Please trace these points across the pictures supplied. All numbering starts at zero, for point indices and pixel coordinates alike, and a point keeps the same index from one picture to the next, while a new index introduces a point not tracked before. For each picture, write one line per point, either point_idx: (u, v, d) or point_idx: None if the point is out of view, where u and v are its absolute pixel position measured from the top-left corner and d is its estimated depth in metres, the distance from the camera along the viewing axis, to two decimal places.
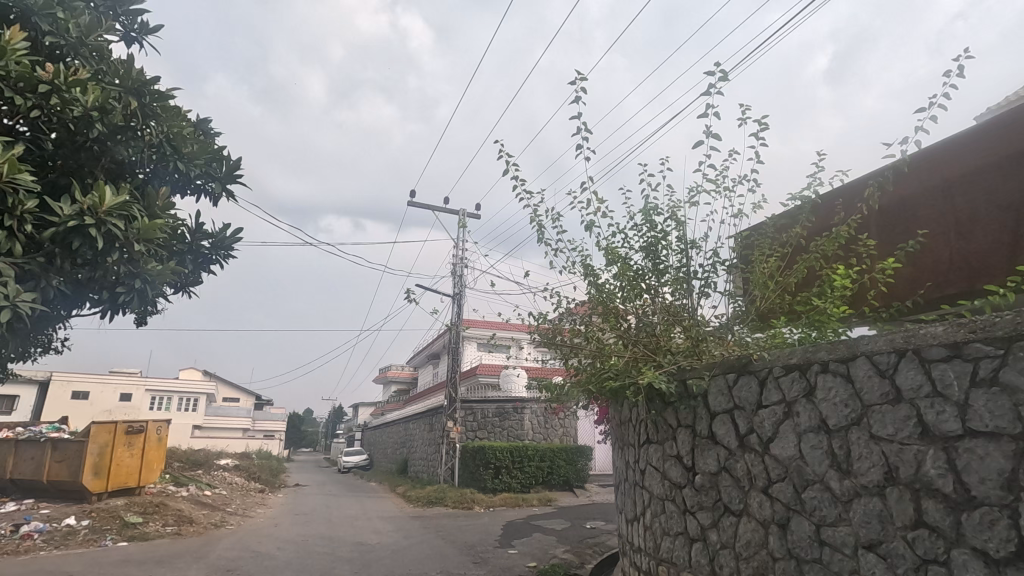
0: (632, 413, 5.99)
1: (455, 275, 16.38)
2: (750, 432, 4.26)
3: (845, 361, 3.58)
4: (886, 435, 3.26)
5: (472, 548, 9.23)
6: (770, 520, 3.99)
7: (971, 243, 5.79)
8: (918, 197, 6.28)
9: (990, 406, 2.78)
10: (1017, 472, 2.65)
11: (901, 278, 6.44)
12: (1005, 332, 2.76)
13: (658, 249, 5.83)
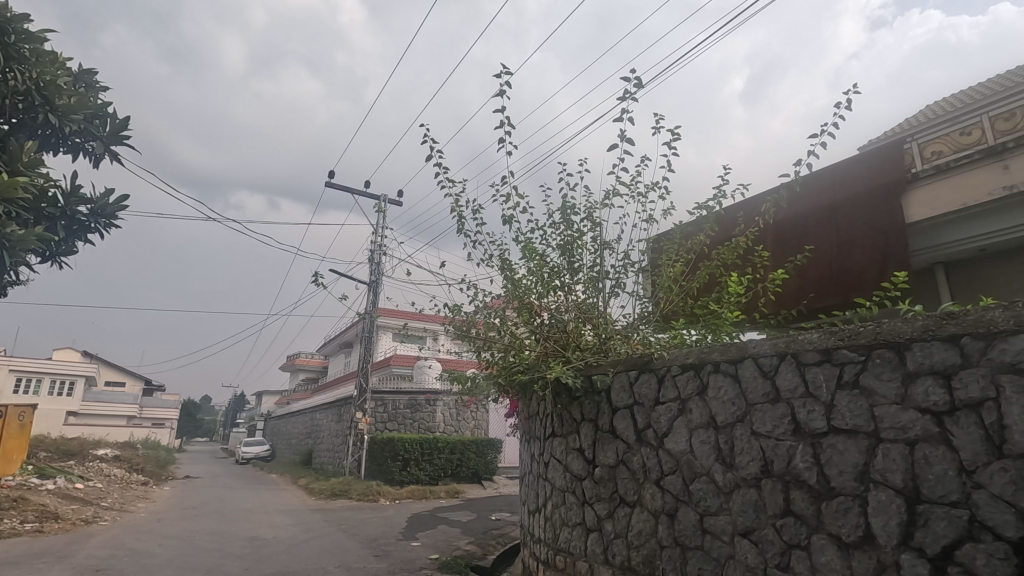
0: (540, 407, 6.10)
1: (372, 262, 15.88)
2: (647, 427, 4.48)
3: (734, 362, 3.85)
4: (764, 431, 3.54)
5: (374, 541, 9.04)
6: (660, 511, 4.22)
7: (848, 261, 6.44)
8: (807, 215, 6.87)
9: (851, 406, 3.10)
10: (869, 466, 2.97)
11: (788, 289, 7.01)
12: (867, 340, 3.08)
13: (574, 248, 5.97)
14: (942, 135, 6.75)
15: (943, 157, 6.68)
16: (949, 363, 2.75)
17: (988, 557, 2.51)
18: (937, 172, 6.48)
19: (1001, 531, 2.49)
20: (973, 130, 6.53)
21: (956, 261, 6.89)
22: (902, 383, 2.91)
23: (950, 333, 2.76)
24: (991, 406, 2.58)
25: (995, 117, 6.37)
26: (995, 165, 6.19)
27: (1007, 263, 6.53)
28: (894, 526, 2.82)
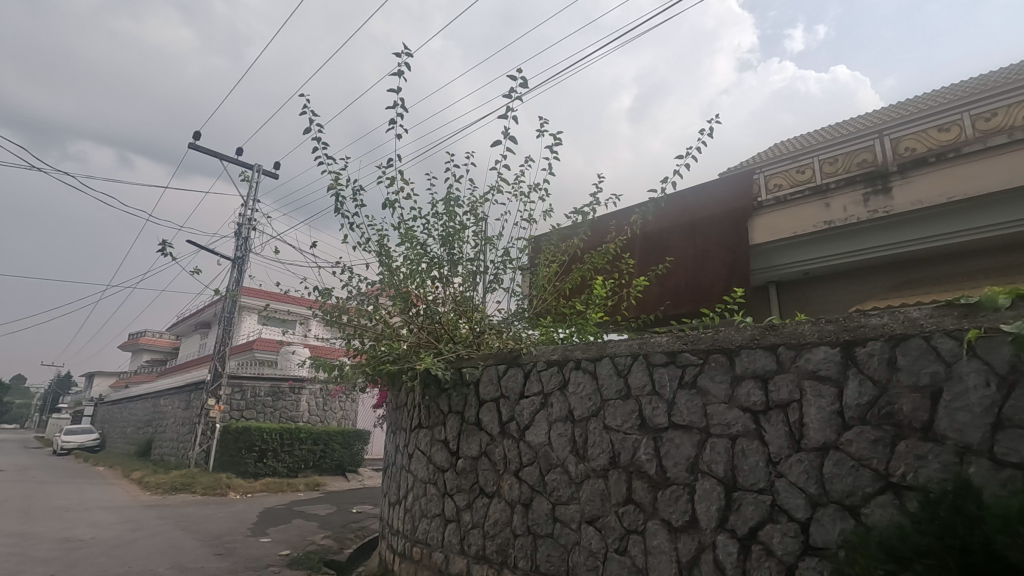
0: (408, 397, 6.00)
1: (239, 236, 14.57)
2: (511, 420, 4.60)
3: (594, 360, 4.09)
4: (615, 425, 3.80)
5: (218, 538, 8.33)
6: (517, 501, 4.36)
7: (701, 275, 7.14)
8: (671, 229, 7.51)
9: (689, 404, 3.43)
10: (699, 458, 3.32)
11: (649, 295, 7.61)
12: (706, 345, 3.44)
13: (455, 240, 5.94)
14: (783, 170, 7.79)
15: (782, 190, 7.69)
16: (768, 369, 3.15)
17: (782, 536, 2.91)
18: (777, 203, 7.53)
19: (793, 513, 2.90)
20: (807, 169, 7.57)
21: (785, 281, 7.88)
22: (730, 384, 3.28)
23: (770, 342, 3.17)
24: (795, 406, 3.00)
25: (823, 160, 7.44)
26: (819, 201, 7.26)
27: (823, 286, 7.61)
28: (714, 510, 3.18)
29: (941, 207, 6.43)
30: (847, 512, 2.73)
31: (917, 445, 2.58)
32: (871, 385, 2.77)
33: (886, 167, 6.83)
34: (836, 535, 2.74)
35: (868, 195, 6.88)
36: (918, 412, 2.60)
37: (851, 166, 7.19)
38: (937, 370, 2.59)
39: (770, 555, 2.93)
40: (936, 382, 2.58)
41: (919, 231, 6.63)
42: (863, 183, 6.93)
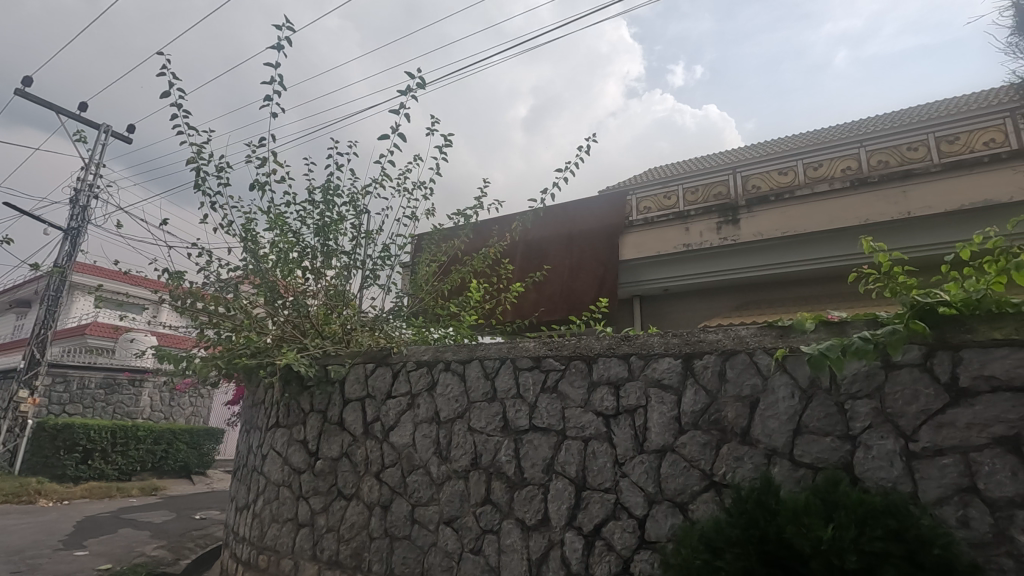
0: (266, 394, 5.59)
1: (74, 203, 12.61)
2: (375, 420, 4.48)
3: (463, 362, 4.13)
4: (478, 426, 3.87)
5: (17, 553, 7.10)
6: (375, 503, 4.26)
7: (574, 283, 7.59)
8: (551, 238, 7.96)
9: (548, 408, 3.60)
10: (554, 459, 3.49)
11: (526, 300, 7.92)
12: (568, 352, 3.64)
13: (331, 232, 5.67)
14: (652, 194, 8.48)
15: (650, 212, 8.37)
16: (620, 376, 3.40)
17: (622, 531, 3.14)
18: (644, 223, 8.24)
19: (633, 509, 3.14)
20: (672, 196, 8.31)
21: (648, 295, 8.53)
22: (587, 390, 3.49)
23: (624, 351, 3.43)
24: (641, 411, 3.27)
25: (687, 189, 8.21)
26: (680, 225, 8.04)
27: (677, 303, 8.36)
28: (564, 509, 3.36)
29: (776, 240, 7.37)
30: (677, 508, 3.02)
31: (737, 448, 2.93)
32: (703, 394, 3.10)
33: (736, 201, 7.74)
34: (667, 529, 3.01)
35: (721, 224, 7.75)
36: (739, 419, 2.96)
37: (708, 196, 8.02)
38: (756, 382, 2.96)
39: (611, 549, 3.15)
40: (755, 393, 2.95)
41: (758, 259, 7.53)
42: (717, 213, 7.80)
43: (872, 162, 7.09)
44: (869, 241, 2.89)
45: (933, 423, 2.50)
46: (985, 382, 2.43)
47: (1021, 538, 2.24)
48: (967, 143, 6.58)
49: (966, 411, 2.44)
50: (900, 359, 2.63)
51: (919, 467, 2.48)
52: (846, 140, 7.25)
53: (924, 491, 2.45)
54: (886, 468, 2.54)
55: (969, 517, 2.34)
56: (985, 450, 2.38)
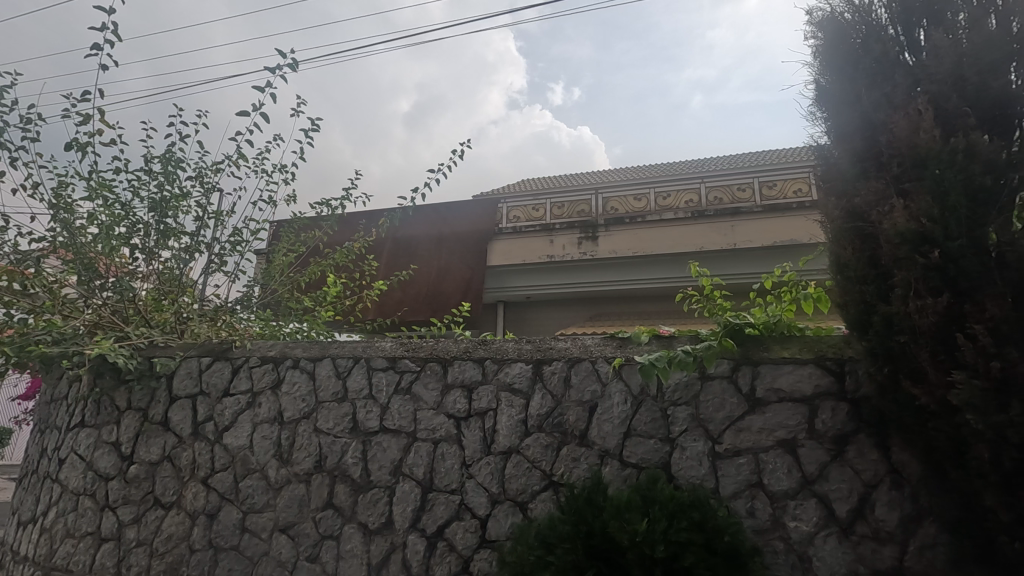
0: (70, 388, 4.80)
1: None
2: (207, 420, 4.07)
3: (314, 360, 3.92)
4: (325, 428, 3.70)
5: None
6: (200, 511, 3.86)
7: (441, 285, 7.71)
8: (421, 239, 7.98)
9: (401, 409, 3.56)
10: (402, 461, 3.46)
11: (390, 298, 7.82)
12: (425, 354, 3.65)
13: (170, 209, 5.05)
14: (521, 205, 8.82)
15: (519, 221, 8.72)
16: (474, 379, 3.47)
17: (464, 532, 3.20)
18: (513, 232, 8.56)
19: (476, 510, 3.22)
20: (541, 208, 8.74)
21: (511, 302, 8.73)
22: (441, 392, 3.52)
23: (480, 355, 3.52)
24: (491, 414, 3.37)
25: (554, 204, 8.69)
26: (545, 237, 8.47)
27: (537, 311, 8.69)
28: (409, 511, 3.34)
29: (627, 258, 8.05)
30: (517, 507, 3.15)
31: (575, 449, 3.14)
32: (549, 399, 3.27)
33: (596, 220, 8.34)
34: (507, 528, 3.13)
35: (582, 239, 8.32)
36: (579, 422, 3.17)
37: (572, 213, 8.56)
38: (596, 389, 3.20)
39: (452, 550, 3.19)
40: (594, 398, 3.18)
41: (611, 275, 8.14)
42: (580, 229, 8.35)
43: (710, 197, 8.07)
44: (696, 266, 3.27)
45: (734, 428, 2.90)
46: (775, 393, 2.88)
47: (791, 524, 2.68)
48: (783, 190, 7.77)
49: (759, 417, 2.87)
50: (713, 371, 3.01)
51: (721, 466, 2.86)
52: (691, 175, 8.18)
53: (724, 486, 2.82)
54: (695, 466, 2.89)
55: (755, 508, 2.75)
56: (770, 451, 2.81)
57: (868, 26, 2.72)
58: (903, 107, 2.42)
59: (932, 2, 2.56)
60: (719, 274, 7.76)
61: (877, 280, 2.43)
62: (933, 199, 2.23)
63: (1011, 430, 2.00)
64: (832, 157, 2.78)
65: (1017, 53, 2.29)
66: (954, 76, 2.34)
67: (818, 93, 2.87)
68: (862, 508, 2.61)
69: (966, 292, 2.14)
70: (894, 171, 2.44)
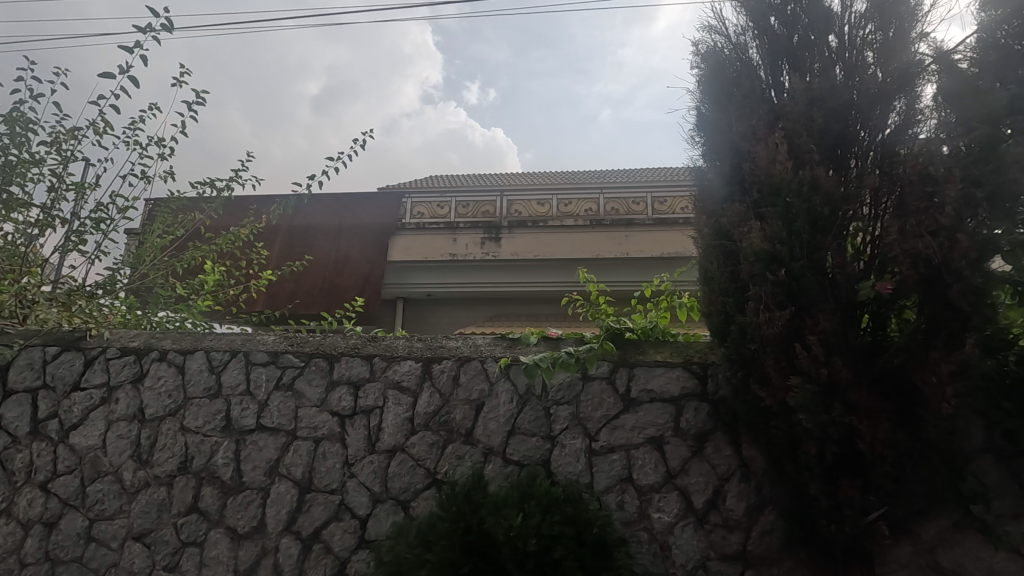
0: None
1: None
2: (51, 418, 3.61)
3: (184, 353, 3.62)
4: (193, 426, 3.43)
5: None
6: (36, 520, 3.41)
7: (339, 279, 7.47)
8: (318, 229, 7.62)
9: (280, 406, 3.39)
10: (279, 461, 3.29)
11: (282, 290, 7.41)
12: (310, 350, 3.51)
13: (16, 175, 4.41)
14: (426, 202, 8.74)
15: (423, 218, 8.63)
16: (360, 376, 3.39)
17: (342, 533, 3.11)
18: (416, 229, 8.45)
19: (356, 510, 3.14)
20: (445, 207, 8.70)
21: (412, 299, 8.60)
22: (325, 389, 3.40)
23: (368, 352, 3.45)
24: (377, 412, 3.31)
25: (459, 203, 8.69)
26: (449, 235, 8.46)
27: (437, 309, 8.64)
28: (283, 513, 3.19)
29: (528, 261, 8.25)
30: (399, 506, 3.11)
31: (459, 447, 3.16)
32: (437, 397, 3.27)
33: (499, 222, 8.46)
34: (387, 527, 3.08)
35: (484, 240, 8.40)
36: (465, 421, 3.20)
37: (477, 214, 8.61)
38: (483, 388, 3.25)
39: (328, 551, 3.09)
40: (481, 397, 3.23)
41: (512, 277, 8.29)
42: (484, 230, 8.44)
43: (608, 208, 8.47)
44: (584, 272, 3.44)
45: (610, 426, 3.07)
46: (646, 394, 3.09)
47: (654, 516, 2.89)
48: (671, 206, 8.35)
49: (632, 416, 3.07)
50: (593, 373, 3.17)
51: (596, 462, 3.02)
52: (590, 185, 8.55)
53: (597, 481, 2.99)
54: (573, 463, 3.04)
55: (624, 501, 2.93)
56: (640, 447, 3.01)
57: (741, 62, 3.01)
58: (764, 140, 2.72)
59: (793, 50, 2.90)
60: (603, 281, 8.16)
61: (736, 294, 2.70)
62: (783, 224, 2.52)
63: (833, 428, 2.30)
64: (705, 178, 3.05)
65: (855, 104, 2.66)
66: (805, 116, 2.66)
67: (698, 119, 3.13)
68: (716, 499, 2.88)
69: (804, 307, 2.44)
70: (754, 196, 2.72)
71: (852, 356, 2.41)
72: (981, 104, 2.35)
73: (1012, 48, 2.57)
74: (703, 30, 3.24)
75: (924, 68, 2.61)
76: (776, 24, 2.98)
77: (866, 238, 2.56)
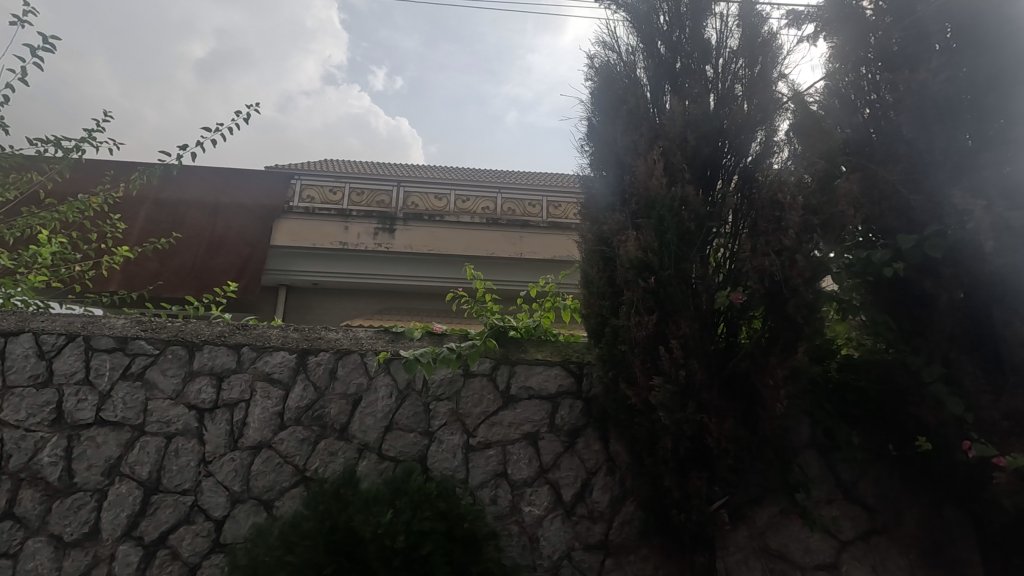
0: None
1: None
2: None
3: (6, 335, 3.12)
4: (13, 420, 2.96)
5: None
6: None
7: (212, 260, 6.84)
8: (190, 203, 6.94)
9: (126, 398, 3.04)
10: (121, 459, 2.95)
11: (143, 269, 6.61)
12: (167, 336, 3.18)
13: None
14: (317, 185, 8.32)
15: (312, 202, 8.21)
16: (225, 367, 3.14)
17: (193, 537, 2.85)
18: (304, 213, 8.00)
19: (211, 512, 2.90)
20: (338, 192, 8.33)
21: (295, 287, 8.11)
22: (182, 380, 3.10)
23: (236, 341, 3.20)
24: (242, 406, 3.08)
25: (353, 190, 8.38)
26: (340, 223, 8.11)
27: (324, 298, 8.21)
28: (122, 518, 2.85)
29: (422, 255, 8.13)
30: (261, 506, 2.91)
31: (332, 443, 3.03)
32: (311, 390, 3.11)
33: (394, 213, 8.27)
34: (245, 529, 2.87)
35: (377, 230, 8.15)
36: (341, 416, 3.08)
37: (371, 203, 8.35)
38: (361, 382, 3.14)
39: (175, 558, 2.82)
40: (358, 391, 3.13)
41: (405, 270, 8.11)
42: (377, 220, 8.19)
43: (504, 208, 8.62)
44: (472, 269, 3.46)
45: (488, 422, 3.11)
46: (525, 391, 3.18)
47: (525, 509, 2.97)
48: (565, 211, 8.65)
49: (510, 412, 3.14)
50: (475, 369, 3.20)
51: (472, 457, 3.04)
52: (489, 183, 8.62)
53: (473, 476, 3.01)
54: (449, 458, 3.03)
55: (498, 496, 2.99)
56: (516, 443, 3.09)
57: (630, 80, 3.18)
58: (644, 155, 2.90)
59: (675, 74, 3.13)
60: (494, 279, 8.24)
61: (611, 298, 2.86)
62: (655, 235, 2.71)
63: (687, 425, 2.52)
64: (591, 187, 3.19)
65: (723, 129, 2.92)
66: (680, 137, 2.88)
67: (588, 130, 3.27)
68: (583, 492, 3.01)
69: (669, 313, 2.64)
70: (632, 207, 2.90)
71: (707, 360, 2.65)
72: (822, 143, 2.69)
73: (848, 97, 3.00)
74: (598, 45, 3.39)
75: (782, 106, 2.94)
76: (663, 50, 3.20)
77: (726, 253, 2.83)
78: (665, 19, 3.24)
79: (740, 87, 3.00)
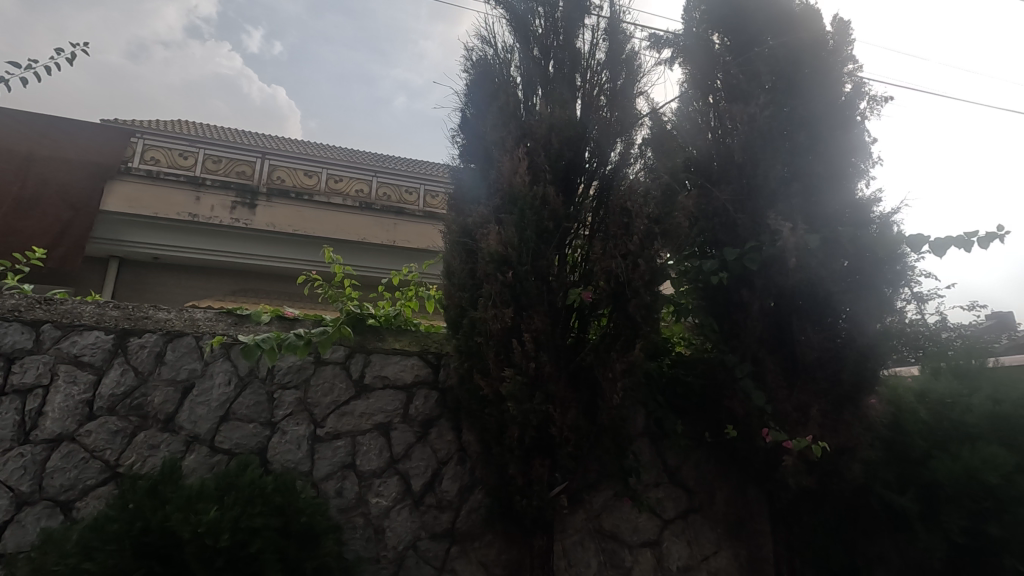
0: None
1: None
2: None
3: None
4: None
5: None
6: None
7: (19, 221, 5.79)
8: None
9: None
10: None
11: None
12: None
13: None
14: (164, 146, 7.43)
15: (157, 164, 7.34)
16: (18, 348, 2.68)
17: None
18: (145, 176, 7.10)
19: None
20: (189, 157, 7.54)
21: (131, 260, 7.19)
22: None
23: (36, 317, 2.74)
24: (39, 394, 2.65)
25: (208, 156, 7.60)
26: (190, 192, 7.31)
27: (166, 275, 7.36)
28: None
29: (285, 235, 7.57)
30: (57, 508, 2.52)
31: (154, 436, 2.71)
32: (131, 376, 2.76)
33: (256, 186, 7.64)
34: (33, 536, 2.47)
35: (235, 204, 7.45)
36: (166, 405, 2.76)
37: (229, 172, 7.63)
38: (194, 367, 2.85)
39: None
40: (190, 378, 2.83)
41: (265, 250, 7.50)
42: (235, 193, 7.46)
43: (378, 192, 8.38)
44: (330, 252, 3.28)
45: (338, 412, 2.99)
46: (380, 381, 3.10)
47: (372, 501, 2.90)
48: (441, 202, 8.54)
49: (362, 402, 3.04)
50: (327, 357, 3.05)
51: (318, 449, 2.90)
52: (364, 165, 8.33)
53: (317, 469, 2.87)
54: (293, 450, 2.86)
55: (343, 488, 2.88)
56: (367, 434, 3.00)
57: (504, 77, 3.23)
58: (511, 152, 2.96)
59: (548, 77, 3.23)
60: (363, 266, 7.90)
61: (471, 290, 2.89)
62: (516, 231, 2.79)
63: (533, 415, 2.62)
64: (460, 179, 3.19)
65: (587, 136, 3.08)
66: (546, 139, 2.98)
67: (461, 122, 3.27)
68: (433, 482, 3.01)
69: (524, 308, 2.73)
70: (497, 202, 2.95)
71: (556, 353, 2.78)
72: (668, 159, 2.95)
73: (696, 121, 3.32)
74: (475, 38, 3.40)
75: (640, 121, 3.17)
76: (537, 54, 3.30)
77: (582, 254, 2.98)
78: (542, 24, 3.35)
79: (604, 98, 3.18)
